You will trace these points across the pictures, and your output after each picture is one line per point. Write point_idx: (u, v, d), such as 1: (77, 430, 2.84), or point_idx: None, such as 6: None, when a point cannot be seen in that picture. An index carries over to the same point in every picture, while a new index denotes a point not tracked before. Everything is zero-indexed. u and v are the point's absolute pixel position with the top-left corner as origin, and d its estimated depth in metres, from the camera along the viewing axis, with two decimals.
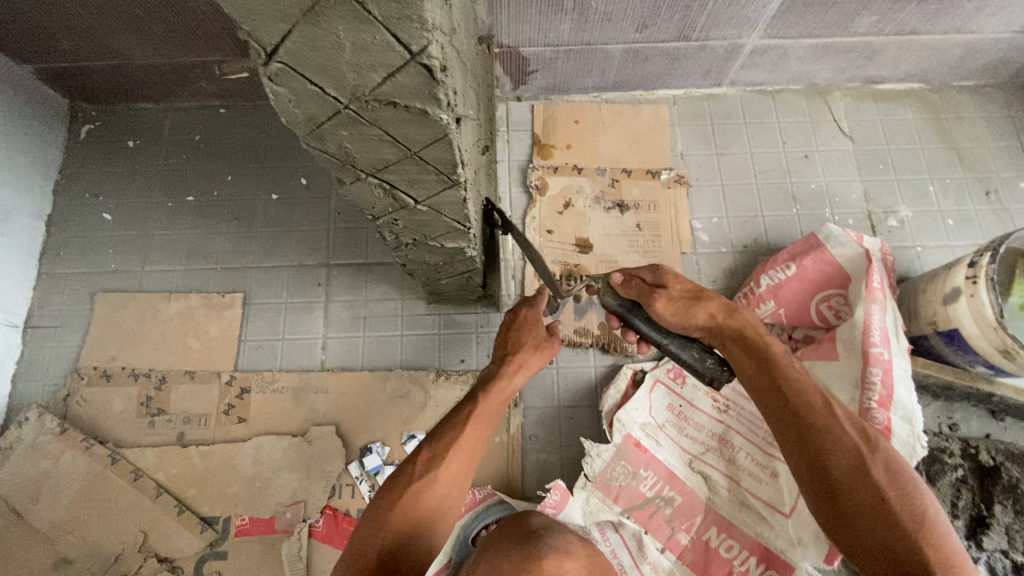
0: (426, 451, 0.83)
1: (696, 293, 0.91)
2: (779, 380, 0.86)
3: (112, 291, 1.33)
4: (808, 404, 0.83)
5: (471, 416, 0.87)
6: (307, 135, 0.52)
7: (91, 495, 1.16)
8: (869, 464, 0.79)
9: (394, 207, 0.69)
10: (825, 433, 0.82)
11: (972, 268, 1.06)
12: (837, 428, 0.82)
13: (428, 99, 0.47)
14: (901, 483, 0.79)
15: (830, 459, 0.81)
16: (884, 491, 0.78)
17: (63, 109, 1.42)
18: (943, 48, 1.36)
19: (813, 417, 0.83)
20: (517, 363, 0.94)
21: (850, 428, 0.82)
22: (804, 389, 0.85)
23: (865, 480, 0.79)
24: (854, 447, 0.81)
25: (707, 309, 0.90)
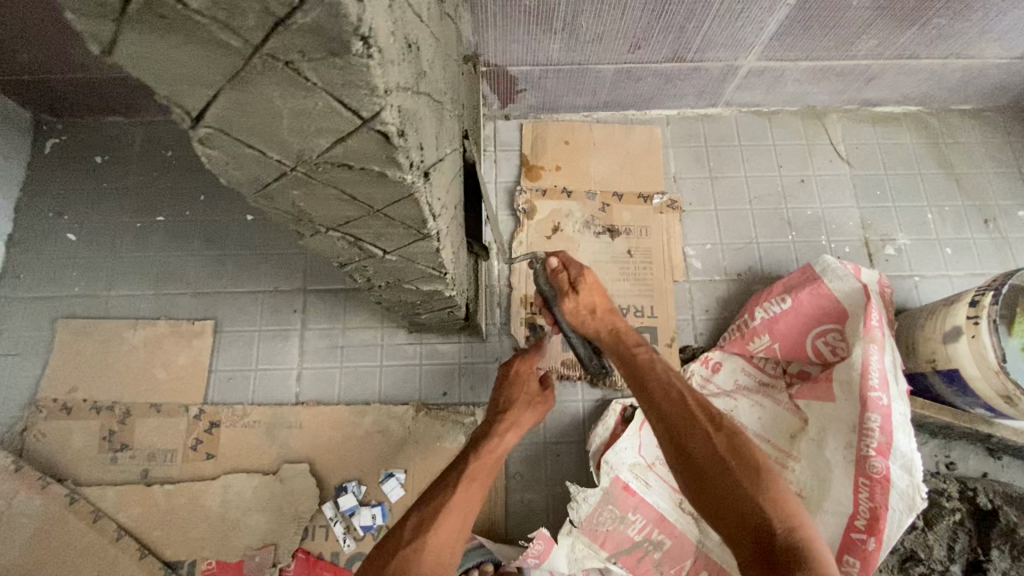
0: (417, 516, 0.79)
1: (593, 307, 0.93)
2: (642, 376, 0.85)
3: (74, 317, 1.26)
4: (668, 397, 0.81)
5: (463, 477, 0.84)
6: (254, 194, 0.47)
7: (47, 538, 1.09)
8: (721, 449, 0.74)
9: (362, 256, 0.64)
10: (684, 421, 0.78)
11: (974, 308, 1.03)
12: (691, 418, 0.78)
13: (387, 162, 0.41)
14: (753, 469, 0.72)
15: (691, 448, 0.75)
16: (735, 475, 0.72)
17: (27, 122, 1.35)
18: (943, 72, 1.32)
19: (669, 409, 0.80)
20: (510, 421, 0.93)
21: (703, 416, 0.78)
22: (666, 385, 0.82)
23: (719, 467, 0.73)
24: (707, 433, 0.76)
25: (602, 321, 0.92)
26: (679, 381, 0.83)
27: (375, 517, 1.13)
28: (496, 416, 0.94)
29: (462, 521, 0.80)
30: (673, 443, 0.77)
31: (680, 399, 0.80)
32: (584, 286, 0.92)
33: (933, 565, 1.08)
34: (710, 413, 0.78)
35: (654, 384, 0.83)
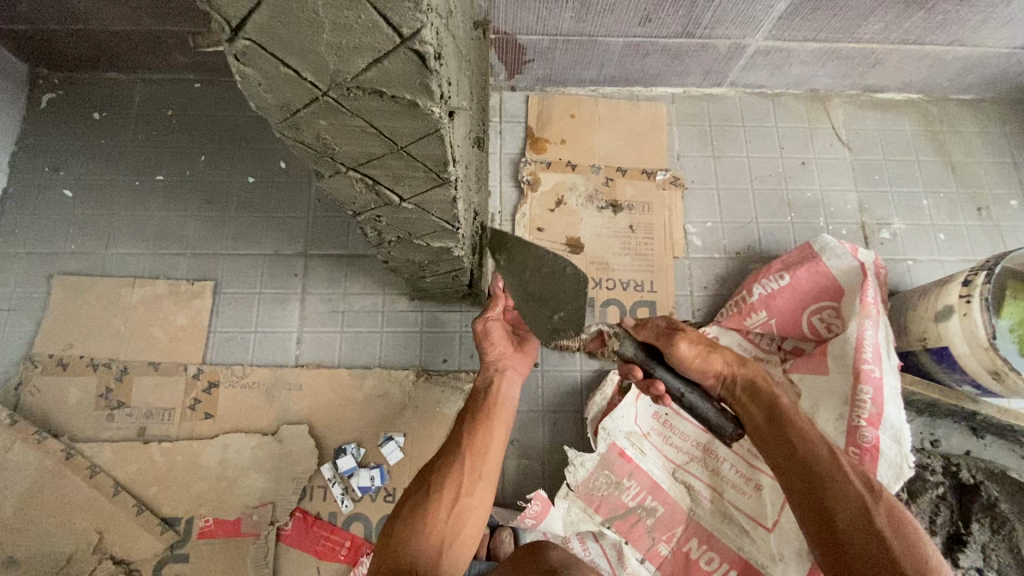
0: (425, 473, 0.88)
1: (711, 343, 0.94)
2: (786, 428, 0.86)
3: (70, 274, 1.24)
4: (817, 455, 0.82)
5: (467, 433, 0.91)
6: (281, 123, 0.46)
7: (41, 492, 1.08)
8: (874, 516, 0.76)
9: (378, 203, 0.64)
10: (830, 478, 0.80)
11: (966, 286, 1.05)
12: (843, 479, 0.79)
13: (420, 91, 0.41)
14: (908, 538, 0.73)
15: (836, 507, 0.78)
16: (891, 545, 0.73)
17: (22, 75, 1.31)
18: (944, 60, 1.34)
19: (822, 466, 0.81)
20: (502, 368, 1.00)
21: (854, 478, 0.80)
22: (812, 440, 0.84)
23: (871, 533, 0.74)
24: (859, 495, 0.78)
25: (723, 357, 0.93)
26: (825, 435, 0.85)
27: (374, 479, 1.15)
28: (487, 366, 1.00)
29: (470, 475, 0.87)
30: (818, 496, 0.79)
31: (827, 452, 0.83)
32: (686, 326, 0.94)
33: None
34: (860, 474, 0.80)
35: (796, 433, 0.85)
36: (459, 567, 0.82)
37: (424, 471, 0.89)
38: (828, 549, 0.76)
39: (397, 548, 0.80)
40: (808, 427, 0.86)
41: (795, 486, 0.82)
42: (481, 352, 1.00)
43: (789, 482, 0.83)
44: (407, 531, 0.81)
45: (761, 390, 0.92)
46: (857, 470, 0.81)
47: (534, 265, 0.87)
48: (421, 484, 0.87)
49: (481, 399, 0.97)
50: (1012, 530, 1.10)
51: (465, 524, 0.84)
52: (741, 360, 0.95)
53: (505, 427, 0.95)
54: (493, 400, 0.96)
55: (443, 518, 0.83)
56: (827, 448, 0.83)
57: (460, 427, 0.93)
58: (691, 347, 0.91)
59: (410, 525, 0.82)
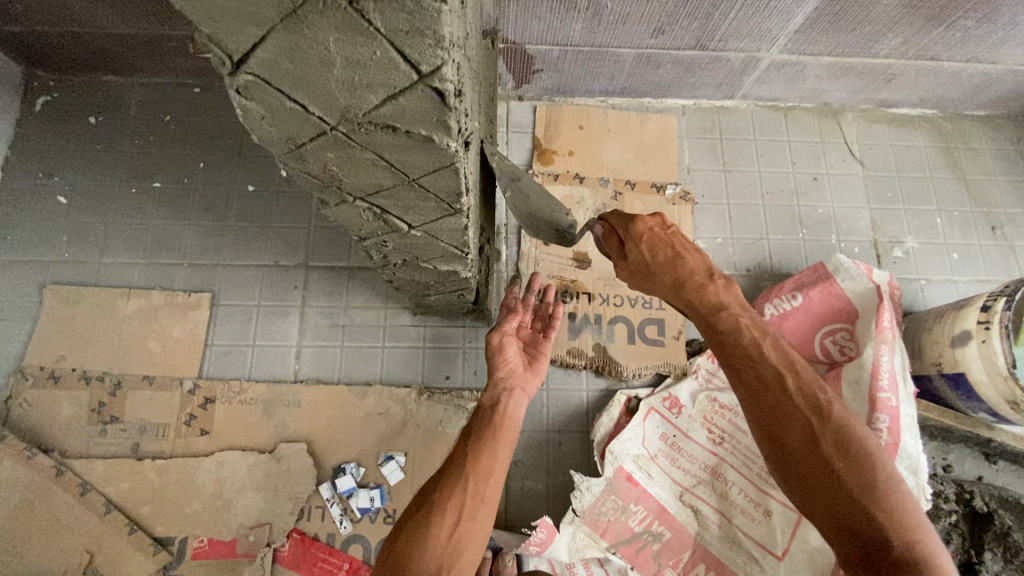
0: (427, 490, 0.82)
1: (648, 268, 0.77)
2: (727, 345, 0.75)
3: (64, 284, 1.21)
4: (760, 378, 0.72)
5: (471, 452, 0.86)
6: (285, 154, 0.43)
7: (31, 509, 1.05)
8: (820, 438, 0.68)
9: (385, 230, 0.61)
10: (773, 400, 0.71)
11: (985, 313, 1.02)
12: (785, 402, 0.70)
13: (436, 126, 0.38)
14: (857, 458, 0.66)
15: (780, 432, 0.70)
16: (835, 467, 0.66)
17: (17, 77, 1.28)
18: (961, 76, 1.32)
19: (765, 394, 0.71)
20: (510, 385, 0.97)
21: (799, 399, 0.70)
22: (756, 359, 0.73)
23: (817, 459, 0.67)
24: (806, 419, 0.69)
25: (667, 280, 0.76)
26: (772, 349, 0.73)
27: (373, 500, 1.12)
28: (496, 382, 0.97)
29: (472, 497, 0.81)
30: (762, 419, 0.72)
31: (772, 372, 0.72)
32: (637, 247, 0.77)
33: None
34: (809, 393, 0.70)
35: (740, 356, 0.74)
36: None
37: (426, 490, 0.83)
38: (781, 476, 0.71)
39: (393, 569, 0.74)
40: (751, 342, 0.74)
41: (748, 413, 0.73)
42: (493, 368, 0.99)
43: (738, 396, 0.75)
44: (405, 556, 0.75)
45: (699, 308, 0.76)
46: (806, 392, 0.70)
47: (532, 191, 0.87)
48: (423, 502, 0.80)
49: (488, 416, 0.92)
50: None
51: (466, 549, 0.77)
52: (681, 281, 0.75)
53: (509, 448, 0.89)
54: (499, 419, 0.91)
55: (443, 540, 0.76)
56: (770, 371, 0.72)
57: (463, 448, 0.87)
58: (631, 273, 0.80)
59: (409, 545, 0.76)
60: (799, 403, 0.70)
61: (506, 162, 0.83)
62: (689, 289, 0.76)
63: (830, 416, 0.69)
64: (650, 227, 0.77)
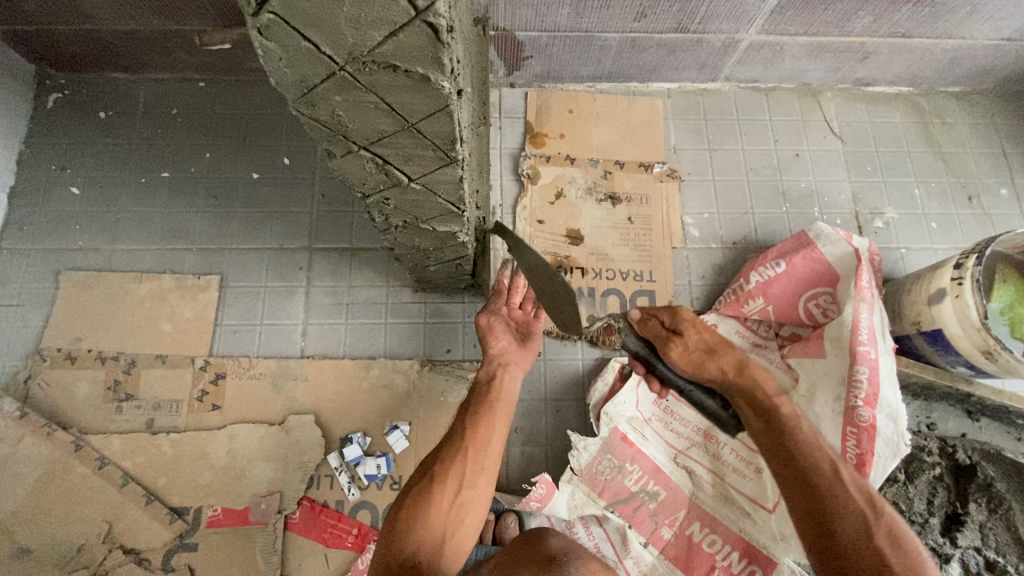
0: (427, 461, 0.87)
1: (709, 347, 0.87)
2: (781, 433, 0.81)
3: (78, 270, 1.26)
4: (812, 467, 0.78)
5: (469, 425, 0.89)
6: (298, 99, 0.49)
7: (51, 483, 1.10)
8: (873, 531, 0.73)
9: (387, 184, 0.66)
10: (826, 487, 0.77)
11: (957, 270, 1.07)
12: (840, 490, 0.76)
13: (431, 64, 0.44)
14: (905, 553, 0.72)
15: (834, 520, 0.75)
16: (888, 561, 0.71)
17: (30, 76, 1.34)
18: (932, 53, 1.38)
19: (819, 481, 0.77)
20: (505, 362, 0.98)
21: (852, 489, 0.76)
22: (810, 446, 0.80)
23: (871, 549, 0.72)
24: (861, 511, 0.74)
25: (719, 363, 0.86)
26: (821, 438, 0.81)
27: (379, 467, 1.16)
28: (490, 360, 0.98)
29: (471, 466, 0.85)
30: (815, 506, 0.76)
31: (827, 461, 0.79)
32: (688, 330, 0.88)
33: (914, 517, 1.15)
34: (857, 485, 0.77)
35: (795, 442, 0.80)
36: (461, 559, 0.81)
37: (426, 462, 0.87)
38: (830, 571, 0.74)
39: (397, 536, 0.79)
40: (803, 431, 0.81)
41: (795, 502, 0.78)
42: (485, 346, 0.99)
43: (786, 486, 0.80)
44: (408, 522, 0.80)
45: (756, 399, 0.84)
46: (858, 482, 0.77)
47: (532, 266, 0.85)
48: (424, 474, 0.84)
49: (484, 392, 0.94)
50: (1009, 509, 1.14)
51: (467, 514, 0.82)
52: (740, 366, 0.86)
53: (506, 423, 0.92)
54: (494, 394, 0.93)
55: (446, 508, 0.81)
56: (827, 458, 0.78)
57: (462, 422, 0.90)
58: (686, 353, 0.87)
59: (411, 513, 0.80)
60: (854, 493, 0.76)
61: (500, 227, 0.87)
62: (749, 372, 0.85)
63: (879, 510, 0.75)
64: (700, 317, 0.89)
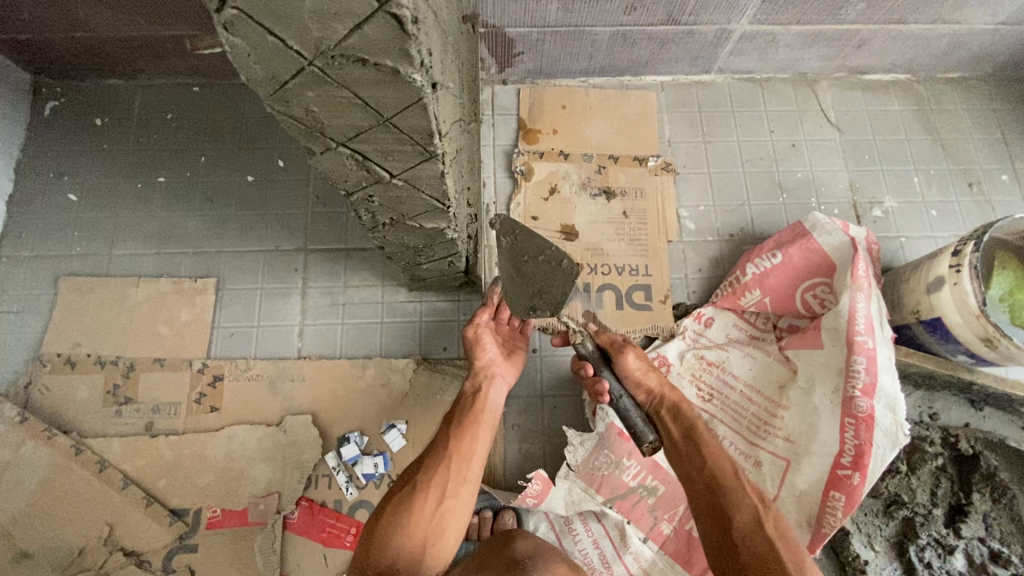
0: (410, 470, 0.86)
1: (650, 364, 1.00)
2: (696, 438, 0.90)
3: (77, 275, 1.27)
4: (720, 466, 0.86)
5: (454, 435, 0.89)
6: (271, 96, 0.49)
7: (53, 487, 1.11)
8: (764, 525, 0.80)
9: (369, 180, 0.66)
10: (725, 485, 0.84)
11: (955, 257, 1.05)
12: (740, 486, 0.84)
13: (400, 56, 0.44)
14: (790, 545, 0.78)
15: (731, 513, 0.82)
16: (776, 550, 0.77)
17: (27, 85, 1.35)
18: (929, 39, 1.36)
19: (725, 477, 0.85)
20: (490, 374, 0.98)
21: (750, 488, 0.84)
22: (718, 451, 0.89)
23: (761, 539, 0.78)
24: (754, 506, 0.82)
25: (657, 378, 0.98)
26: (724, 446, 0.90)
27: (377, 466, 1.17)
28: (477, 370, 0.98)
29: (456, 477, 0.85)
30: (714, 500, 0.83)
31: (728, 463, 0.87)
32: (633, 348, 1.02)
33: (917, 508, 1.14)
34: (754, 487, 0.85)
35: (705, 446, 0.89)
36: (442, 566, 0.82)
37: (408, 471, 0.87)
38: (721, 560, 0.79)
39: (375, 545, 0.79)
40: (712, 439, 0.91)
41: (699, 497, 0.85)
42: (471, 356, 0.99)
43: (691, 487, 0.87)
44: (389, 532, 0.80)
45: (680, 411, 0.95)
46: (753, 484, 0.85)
47: (536, 251, 0.86)
48: (405, 483, 0.84)
49: (468, 403, 0.94)
50: (1012, 498, 1.13)
51: (449, 524, 0.82)
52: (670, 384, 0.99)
53: (490, 433, 0.92)
54: (478, 406, 0.93)
55: (427, 518, 0.81)
56: (728, 462, 0.87)
57: (446, 431, 0.90)
58: (636, 360, 0.98)
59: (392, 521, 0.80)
60: (750, 491, 0.83)
61: (505, 220, 0.84)
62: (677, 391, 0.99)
63: (772, 508, 0.82)
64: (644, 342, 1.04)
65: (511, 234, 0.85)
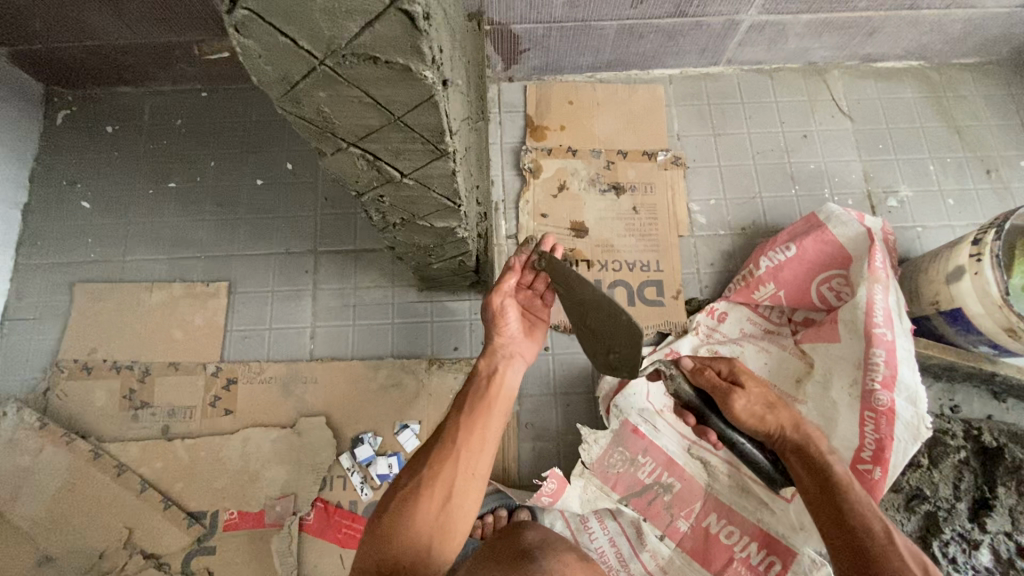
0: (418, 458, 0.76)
1: (771, 400, 0.87)
2: (837, 494, 0.79)
3: (91, 282, 1.28)
4: (872, 532, 0.75)
5: (465, 420, 0.78)
6: (282, 97, 0.49)
7: (73, 491, 1.12)
8: None
9: (380, 180, 0.65)
10: (881, 556, 0.73)
11: (976, 246, 1.03)
12: (896, 555, 0.73)
13: (412, 54, 0.43)
14: None
15: None
16: None
17: (39, 94, 1.37)
18: (943, 24, 1.33)
19: (878, 544, 0.74)
20: (509, 355, 0.88)
21: (909, 558, 0.73)
22: (862, 508, 0.77)
23: None
24: None
25: (780, 417, 0.87)
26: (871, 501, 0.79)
27: (391, 466, 1.17)
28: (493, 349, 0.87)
29: (466, 467, 0.74)
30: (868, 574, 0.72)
31: (879, 527, 0.76)
32: (745, 378, 0.89)
33: (939, 502, 1.12)
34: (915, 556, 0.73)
35: (848, 504, 0.78)
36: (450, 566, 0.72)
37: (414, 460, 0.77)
38: None
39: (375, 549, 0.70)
40: (857, 492, 0.79)
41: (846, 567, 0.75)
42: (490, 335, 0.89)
43: (836, 551, 0.77)
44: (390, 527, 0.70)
45: (812, 457, 0.83)
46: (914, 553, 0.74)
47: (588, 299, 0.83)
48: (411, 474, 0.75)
49: (483, 385, 0.83)
50: None
51: (458, 520, 0.72)
52: (797, 423, 0.87)
53: (505, 419, 0.81)
54: (494, 389, 0.82)
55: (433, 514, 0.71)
56: (880, 525, 0.76)
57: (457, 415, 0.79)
58: (747, 400, 0.86)
59: (395, 518, 0.71)
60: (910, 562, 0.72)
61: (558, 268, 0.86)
62: (805, 429, 0.86)
63: None
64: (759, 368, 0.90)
65: (563, 281, 0.85)
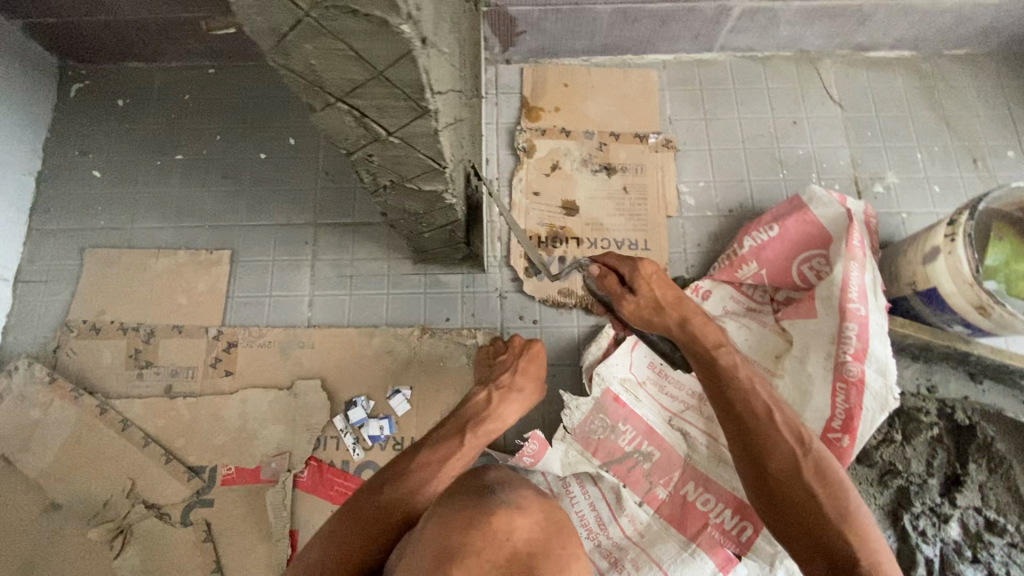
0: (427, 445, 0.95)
1: (658, 303, 0.95)
2: (724, 383, 0.90)
3: (100, 247, 1.34)
4: (757, 420, 0.86)
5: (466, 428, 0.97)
6: (273, 48, 0.53)
7: (80, 443, 1.18)
8: (801, 464, 0.82)
9: (368, 138, 0.70)
10: (757, 426, 0.86)
11: (951, 226, 1.06)
12: (775, 430, 0.85)
13: (388, 7, 0.48)
14: (826, 477, 0.80)
15: (768, 455, 0.83)
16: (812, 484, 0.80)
17: (53, 68, 1.42)
18: (932, 13, 1.35)
19: (761, 423, 0.86)
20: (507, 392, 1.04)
21: (785, 430, 0.85)
22: (749, 394, 0.89)
23: (799, 478, 0.81)
24: (789, 446, 0.83)
25: (672, 317, 0.95)
26: (763, 390, 0.90)
27: (382, 428, 1.22)
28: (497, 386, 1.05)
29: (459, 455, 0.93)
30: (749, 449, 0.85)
31: (762, 405, 0.87)
32: (641, 284, 0.96)
33: (911, 477, 1.15)
34: (791, 425, 0.86)
35: (734, 389, 0.89)
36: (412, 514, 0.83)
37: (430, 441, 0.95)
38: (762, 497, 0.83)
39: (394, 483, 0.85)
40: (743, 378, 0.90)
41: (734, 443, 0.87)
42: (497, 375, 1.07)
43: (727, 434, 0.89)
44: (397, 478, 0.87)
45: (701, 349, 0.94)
46: (790, 424, 0.86)
47: None
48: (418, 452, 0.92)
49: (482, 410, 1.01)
50: (1008, 468, 1.14)
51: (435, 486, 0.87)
52: (684, 322, 0.95)
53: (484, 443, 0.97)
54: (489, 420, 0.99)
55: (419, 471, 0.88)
56: (761, 404, 0.87)
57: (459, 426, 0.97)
58: (637, 305, 0.96)
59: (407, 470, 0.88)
60: (784, 433, 0.85)
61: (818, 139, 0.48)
62: (694, 327, 0.95)
63: (810, 445, 0.84)
64: (657, 269, 0.96)
65: None
